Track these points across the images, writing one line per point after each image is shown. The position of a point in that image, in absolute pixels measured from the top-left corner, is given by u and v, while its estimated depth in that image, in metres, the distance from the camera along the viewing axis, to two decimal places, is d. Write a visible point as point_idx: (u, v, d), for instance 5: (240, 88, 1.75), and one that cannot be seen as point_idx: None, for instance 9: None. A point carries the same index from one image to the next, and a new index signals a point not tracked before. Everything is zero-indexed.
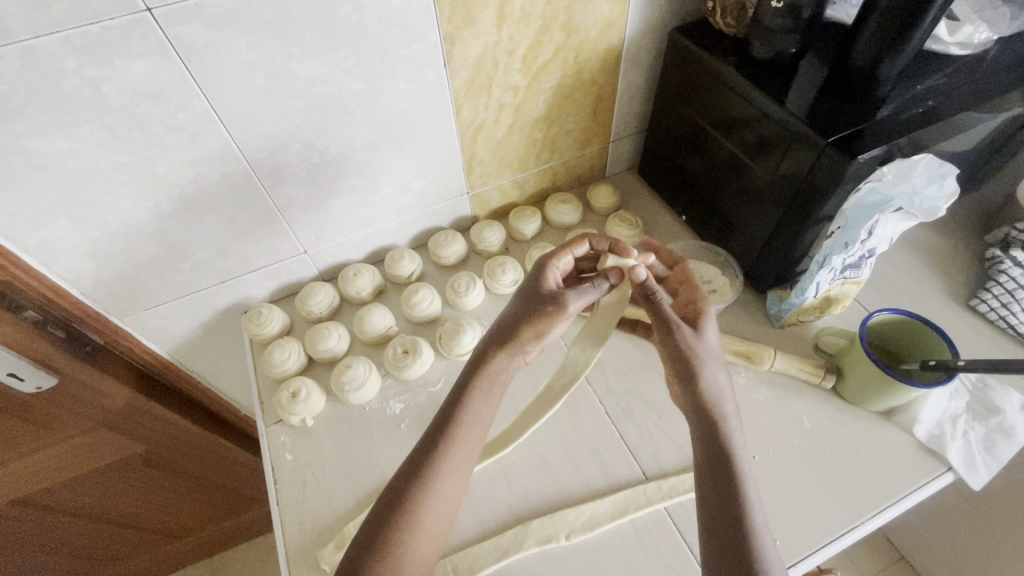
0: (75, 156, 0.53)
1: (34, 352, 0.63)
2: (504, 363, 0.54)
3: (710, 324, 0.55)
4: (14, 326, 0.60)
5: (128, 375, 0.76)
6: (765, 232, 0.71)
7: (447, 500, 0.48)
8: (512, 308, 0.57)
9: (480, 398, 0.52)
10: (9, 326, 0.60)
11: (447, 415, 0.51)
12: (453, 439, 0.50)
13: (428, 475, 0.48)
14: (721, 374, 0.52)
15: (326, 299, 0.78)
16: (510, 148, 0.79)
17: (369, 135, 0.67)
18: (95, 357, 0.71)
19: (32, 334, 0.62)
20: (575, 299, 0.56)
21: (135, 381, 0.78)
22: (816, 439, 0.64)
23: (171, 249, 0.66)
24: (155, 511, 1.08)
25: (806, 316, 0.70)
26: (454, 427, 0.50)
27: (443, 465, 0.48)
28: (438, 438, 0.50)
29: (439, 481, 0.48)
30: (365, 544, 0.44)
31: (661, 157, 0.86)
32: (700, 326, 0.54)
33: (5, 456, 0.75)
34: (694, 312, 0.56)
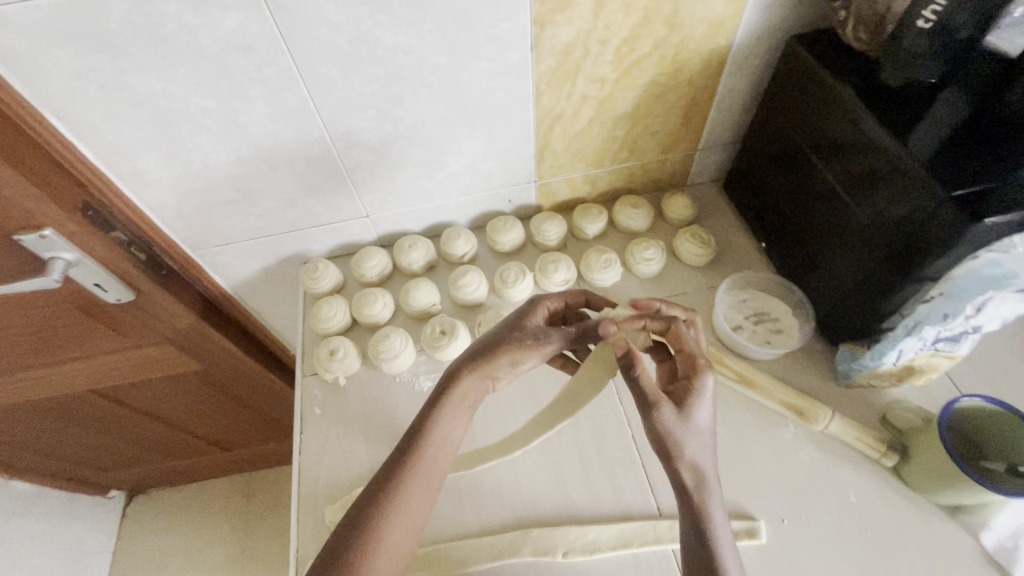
0: (168, 97, 0.56)
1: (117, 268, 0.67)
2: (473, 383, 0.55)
3: (704, 399, 0.50)
4: (104, 244, 0.65)
5: (195, 302, 0.83)
6: (852, 280, 0.63)
7: (409, 519, 0.49)
8: (493, 331, 0.57)
9: (449, 414, 0.54)
10: (98, 243, 0.64)
11: (413, 432, 0.53)
12: (423, 453, 0.51)
13: (396, 494, 0.49)
14: (708, 451, 0.49)
15: (380, 265, 0.79)
16: (587, 142, 0.75)
17: (443, 111, 0.65)
18: (170, 282, 0.77)
19: (117, 252, 0.66)
20: (557, 339, 0.56)
21: (200, 308, 0.84)
22: (859, 517, 0.58)
23: (244, 194, 0.69)
24: (205, 422, 1.19)
25: (879, 381, 0.62)
26: (425, 442, 0.52)
27: (410, 476, 0.50)
28: (406, 454, 0.51)
29: (403, 498, 0.49)
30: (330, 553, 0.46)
31: (751, 174, 0.79)
32: (689, 403, 0.50)
33: (86, 350, 0.84)
34: (684, 385, 0.51)
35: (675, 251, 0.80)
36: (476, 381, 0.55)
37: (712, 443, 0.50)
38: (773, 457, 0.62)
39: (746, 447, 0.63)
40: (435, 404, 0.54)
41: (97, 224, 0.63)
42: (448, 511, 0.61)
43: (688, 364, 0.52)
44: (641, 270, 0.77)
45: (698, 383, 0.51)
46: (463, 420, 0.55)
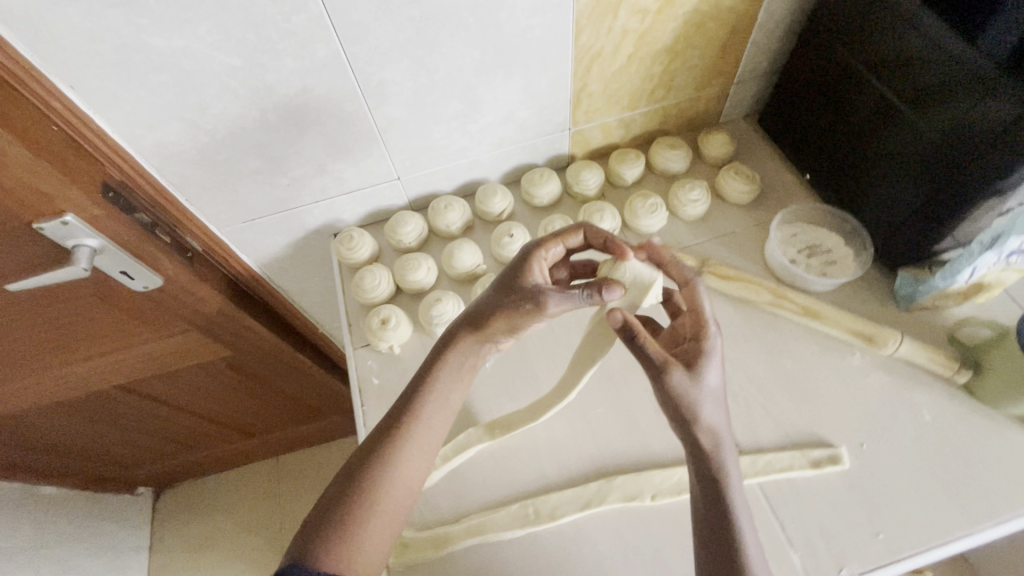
0: (190, 56, 0.51)
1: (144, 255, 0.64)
2: (468, 348, 0.57)
3: (714, 357, 0.51)
4: (130, 228, 0.61)
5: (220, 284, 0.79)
6: (910, 200, 0.62)
7: (400, 480, 0.51)
8: (490, 296, 0.57)
9: (444, 380, 0.56)
10: (120, 227, 0.60)
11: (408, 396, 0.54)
12: (416, 417, 0.53)
13: (385, 460, 0.51)
14: (720, 411, 0.50)
15: (416, 230, 0.76)
16: (625, 82, 0.71)
17: (480, 56, 0.61)
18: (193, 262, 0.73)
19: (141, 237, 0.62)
20: (556, 304, 0.53)
21: (228, 290, 0.80)
22: (936, 435, 0.58)
23: (272, 163, 0.65)
24: (234, 409, 1.16)
25: (943, 302, 0.62)
26: (420, 405, 0.54)
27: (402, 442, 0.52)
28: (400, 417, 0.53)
29: (396, 461, 0.51)
30: (322, 508, 0.49)
31: (790, 104, 0.76)
32: (700, 361, 0.51)
33: (111, 344, 0.81)
34: (693, 343, 0.52)
35: (718, 190, 0.78)
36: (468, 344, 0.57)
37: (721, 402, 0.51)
38: (845, 385, 0.62)
39: (816, 379, 0.63)
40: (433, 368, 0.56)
41: (116, 203, 0.59)
42: (528, 467, 0.61)
43: (695, 324, 0.54)
44: (687, 212, 0.75)
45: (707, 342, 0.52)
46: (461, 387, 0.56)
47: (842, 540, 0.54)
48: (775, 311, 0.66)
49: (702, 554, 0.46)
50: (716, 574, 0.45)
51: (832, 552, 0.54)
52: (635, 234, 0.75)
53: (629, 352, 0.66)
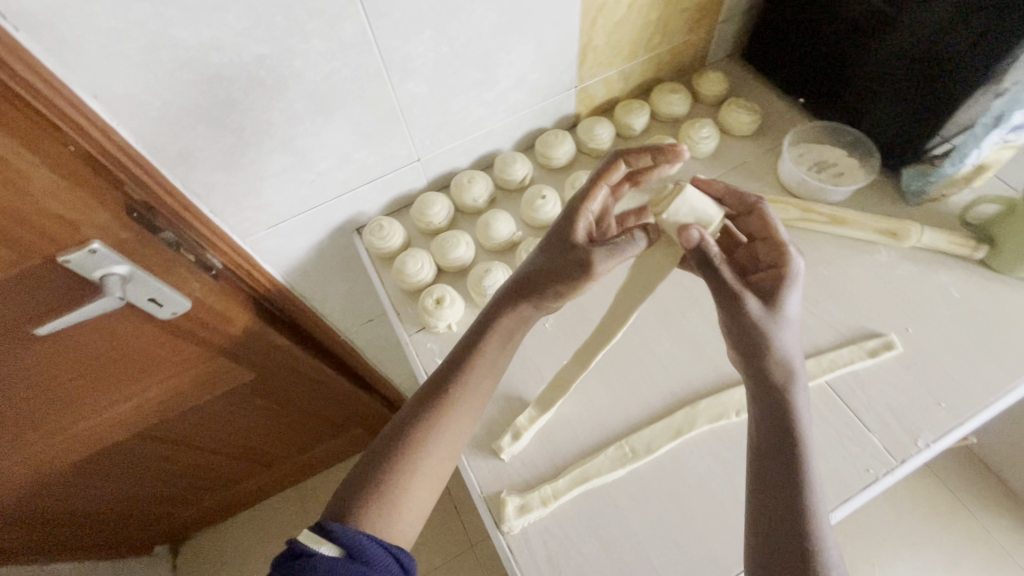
0: (219, 48, 0.49)
1: (171, 276, 0.62)
2: (519, 313, 0.55)
3: (793, 289, 0.49)
4: (155, 250, 0.58)
5: (244, 300, 0.75)
6: (907, 102, 0.68)
7: (439, 451, 0.50)
8: (535, 259, 0.56)
9: (492, 347, 0.54)
10: (146, 249, 0.58)
11: (453, 365, 0.53)
12: (458, 389, 0.52)
13: (432, 421, 0.50)
14: (795, 340, 0.48)
15: (444, 210, 0.75)
16: (625, 32, 0.73)
17: (497, 18, 0.61)
18: (217, 282, 0.69)
19: (167, 257, 0.60)
20: (603, 262, 0.53)
21: (252, 306, 0.77)
22: (967, 308, 0.64)
23: (298, 158, 0.63)
24: (258, 438, 1.11)
25: (949, 189, 0.69)
26: (464, 373, 0.53)
27: (449, 406, 0.51)
28: (443, 386, 0.52)
29: (442, 423, 0.50)
30: (367, 462, 0.49)
31: (773, 35, 0.81)
32: (778, 293, 0.48)
33: (135, 387, 0.76)
34: (772, 274, 0.50)
35: (723, 126, 0.81)
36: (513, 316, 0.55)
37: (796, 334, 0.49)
38: (879, 279, 0.67)
39: (853, 279, 0.67)
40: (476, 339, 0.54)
41: (143, 228, 0.56)
42: (611, 410, 0.62)
43: (773, 251, 0.51)
44: (700, 150, 0.78)
45: (787, 269, 0.49)
46: (504, 355, 0.55)
47: (911, 416, 0.59)
48: (803, 226, 0.71)
49: (756, 480, 0.45)
50: (769, 496, 0.44)
51: (905, 427, 0.58)
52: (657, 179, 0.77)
53: (680, 288, 0.69)
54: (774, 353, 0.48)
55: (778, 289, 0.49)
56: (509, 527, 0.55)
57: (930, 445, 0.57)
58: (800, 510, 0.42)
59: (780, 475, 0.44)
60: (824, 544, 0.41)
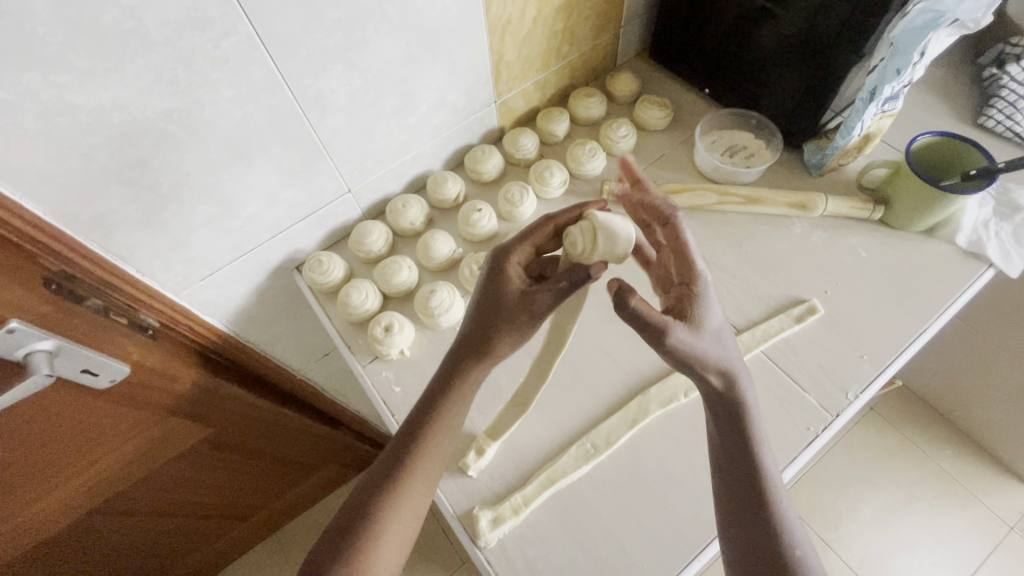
0: (121, 108, 0.48)
1: (102, 344, 0.60)
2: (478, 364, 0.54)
3: (710, 302, 0.51)
4: (81, 319, 0.56)
5: (186, 354, 0.74)
6: (798, 84, 0.74)
7: (407, 511, 0.49)
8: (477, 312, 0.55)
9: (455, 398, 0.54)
10: (71, 319, 0.56)
11: (417, 420, 0.53)
12: (426, 444, 0.52)
13: (401, 479, 0.50)
14: (729, 347, 0.51)
15: (382, 237, 0.76)
16: (535, 45, 0.76)
17: (406, 46, 0.63)
18: (155, 342, 0.68)
19: (95, 325, 0.58)
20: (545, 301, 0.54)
21: (196, 359, 0.75)
22: (875, 265, 0.70)
23: (223, 206, 0.62)
24: (225, 493, 1.07)
25: (845, 159, 0.75)
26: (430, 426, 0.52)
27: (417, 462, 0.51)
28: (409, 443, 0.51)
29: (410, 481, 0.50)
30: (337, 528, 0.48)
31: (673, 33, 0.85)
32: (695, 309, 0.50)
33: (82, 463, 0.72)
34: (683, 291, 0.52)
35: (639, 122, 0.85)
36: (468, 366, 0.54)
37: (729, 341, 0.52)
38: (796, 249, 0.72)
39: (774, 252, 0.72)
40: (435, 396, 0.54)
41: (64, 296, 0.54)
42: (570, 410, 0.64)
43: (682, 271, 0.53)
44: (621, 148, 0.82)
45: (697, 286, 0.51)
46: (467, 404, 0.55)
47: (840, 370, 0.64)
48: (723, 208, 0.75)
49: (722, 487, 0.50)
50: (734, 502, 0.49)
51: (835, 382, 0.63)
52: (585, 180, 0.81)
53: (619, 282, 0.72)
54: (702, 370, 0.49)
55: (694, 306, 0.50)
56: (485, 541, 0.56)
57: (859, 395, 0.62)
58: (758, 508, 0.48)
59: (740, 479, 0.49)
60: (784, 526, 0.47)
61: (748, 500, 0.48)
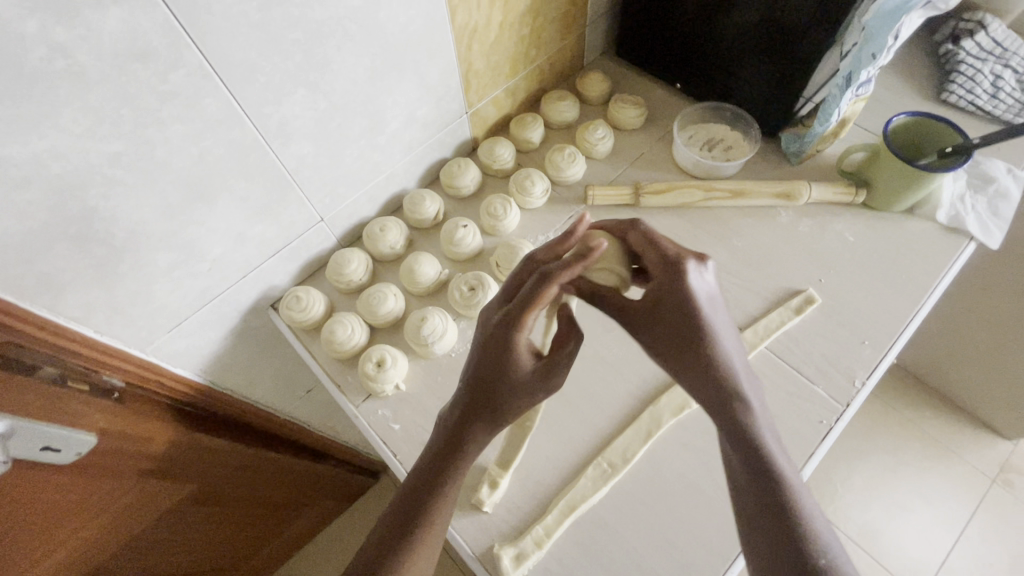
0: (59, 157, 0.42)
1: (59, 414, 0.55)
2: (487, 421, 0.48)
3: (701, 287, 0.46)
4: (31, 390, 0.51)
5: (158, 411, 0.68)
6: (771, 73, 0.73)
7: None
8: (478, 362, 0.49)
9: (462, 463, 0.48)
10: (21, 392, 0.50)
11: (419, 485, 0.47)
12: (432, 516, 0.46)
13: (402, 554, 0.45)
14: (735, 343, 0.46)
15: (362, 265, 0.71)
16: (502, 51, 0.73)
17: (372, 62, 0.58)
18: (122, 403, 0.62)
19: (47, 395, 0.53)
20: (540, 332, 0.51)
21: (168, 415, 0.69)
22: (863, 248, 0.71)
23: (185, 250, 0.56)
24: (217, 552, 0.99)
25: (823, 144, 0.75)
26: (434, 493, 0.47)
27: (421, 534, 0.46)
28: (412, 513, 0.46)
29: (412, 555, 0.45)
30: None
31: (640, 29, 0.84)
32: (683, 298, 0.46)
33: (51, 544, 0.64)
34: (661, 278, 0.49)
35: (615, 122, 0.84)
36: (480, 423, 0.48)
37: (733, 338, 0.46)
38: (786, 239, 0.72)
39: (764, 244, 0.72)
40: (431, 465, 0.48)
41: (16, 371, 0.49)
42: (580, 429, 0.62)
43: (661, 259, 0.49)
44: (600, 151, 0.80)
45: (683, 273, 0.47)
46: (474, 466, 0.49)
47: (843, 358, 0.63)
48: (708, 204, 0.74)
49: (743, 508, 0.43)
50: (753, 517, 0.42)
51: (841, 371, 0.63)
52: (567, 187, 0.78)
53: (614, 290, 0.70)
54: (712, 371, 0.45)
55: (681, 292, 0.46)
56: None
57: (866, 381, 0.62)
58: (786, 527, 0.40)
59: (761, 494, 0.42)
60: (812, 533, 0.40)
61: (763, 505, 0.41)
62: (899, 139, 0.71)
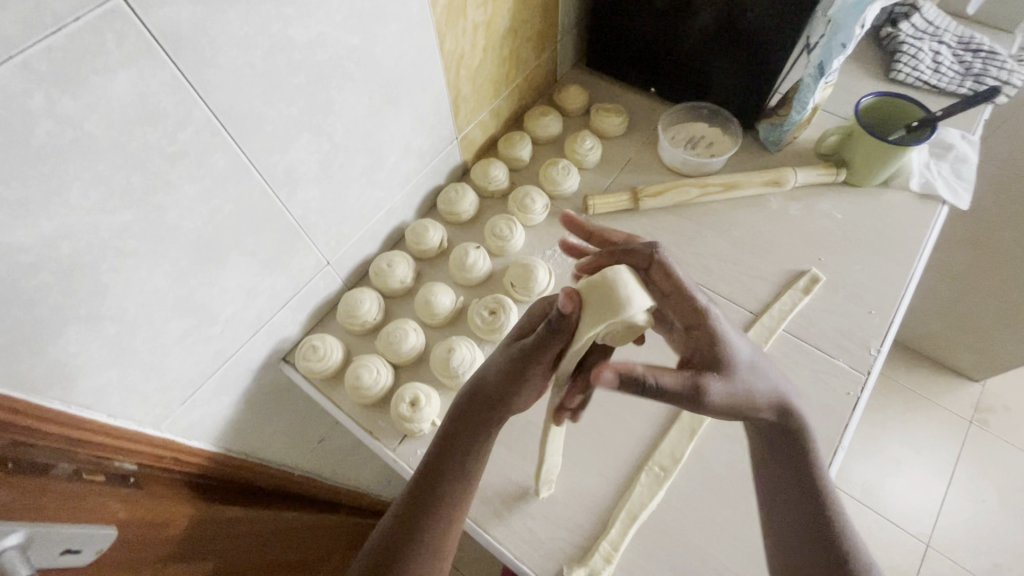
0: (70, 235, 0.39)
1: (81, 511, 0.50)
2: (490, 407, 0.50)
3: (736, 339, 0.48)
4: (51, 489, 0.46)
5: (175, 489, 0.63)
6: (743, 70, 0.77)
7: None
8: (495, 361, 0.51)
9: (467, 449, 0.49)
10: (42, 493, 0.45)
11: (428, 474, 0.49)
12: (440, 502, 0.47)
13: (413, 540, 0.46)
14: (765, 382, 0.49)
15: (374, 304, 0.69)
16: (486, 74, 0.74)
17: (369, 99, 0.57)
18: (139, 488, 0.57)
19: (68, 492, 0.48)
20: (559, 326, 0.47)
21: (185, 493, 0.64)
22: (852, 223, 0.75)
23: (197, 315, 0.53)
24: None
25: (799, 131, 0.79)
26: (446, 482, 0.48)
27: (429, 519, 0.47)
28: (421, 502, 0.47)
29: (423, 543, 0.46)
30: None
31: (609, 40, 0.87)
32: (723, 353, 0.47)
33: None
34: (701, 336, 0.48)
35: (599, 131, 0.85)
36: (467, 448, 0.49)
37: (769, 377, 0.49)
38: (781, 224, 0.75)
39: (762, 231, 0.75)
40: (439, 455, 0.49)
41: (26, 473, 0.44)
42: (624, 436, 0.62)
43: (688, 311, 0.49)
44: (590, 160, 0.81)
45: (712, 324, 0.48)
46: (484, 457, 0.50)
47: (856, 330, 0.67)
48: (703, 199, 0.77)
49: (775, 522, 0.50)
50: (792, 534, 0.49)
51: (857, 342, 0.66)
52: (564, 200, 0.79)
53: None
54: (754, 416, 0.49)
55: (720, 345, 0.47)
56: None
57: (881, 348, 0.65)
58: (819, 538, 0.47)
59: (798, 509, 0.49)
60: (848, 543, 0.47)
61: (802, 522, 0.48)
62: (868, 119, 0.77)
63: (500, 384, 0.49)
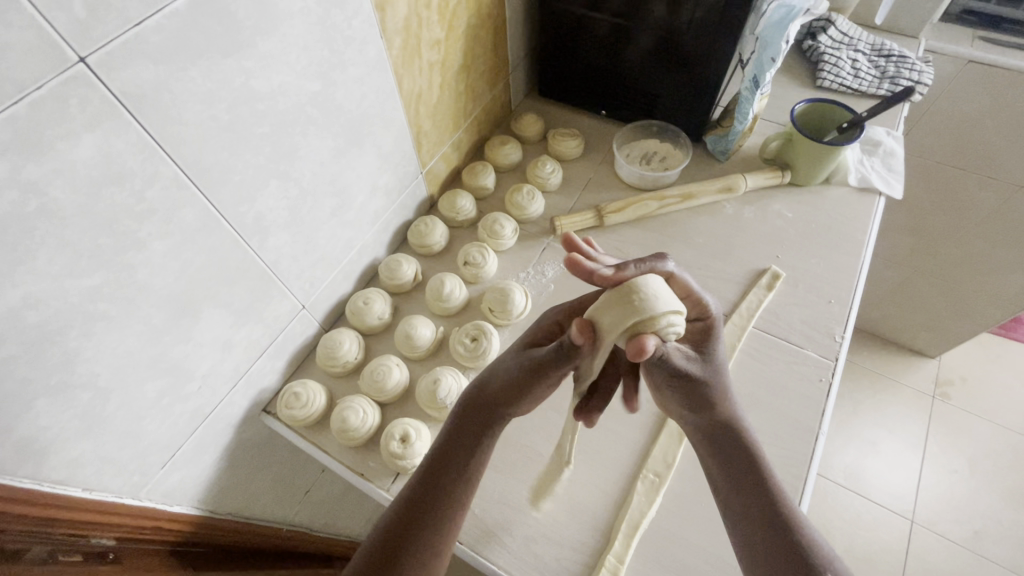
0: (36, 304, 0.38)
1: None
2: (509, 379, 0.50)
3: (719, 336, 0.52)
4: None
5: (153, 560, 0.60)
6: (684, 88, 0.82)
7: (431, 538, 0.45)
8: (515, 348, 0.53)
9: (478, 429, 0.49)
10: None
11: (447, 448, 0.49)
12: (455, 472, 0.48)
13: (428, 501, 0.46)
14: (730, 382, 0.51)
15: (354, 343, 0.69)
16: (445, 109, 0.76)
17: (334, 142, 0.59)
18: (114, 564, 0.55)
19: None
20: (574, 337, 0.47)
21: (164, 562, 0.61)
22: (802, 220, 0.80)
23: (173, 373, 0.52)
24: None
25: (743, 140, 0.84)
26: (462, 457, 0.48)
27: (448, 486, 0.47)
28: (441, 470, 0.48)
29: (436, 510, 0.46)
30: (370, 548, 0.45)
31: (558, 69, 0.91)
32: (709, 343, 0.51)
33: None
34: (703, 327, 0.52)
35: (557, 155, 0.89)
36: (467, 451, 0.49)
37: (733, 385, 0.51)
38: (738, 227, 0.79)
39: (721, 235, 0.79)
40: (458, 430, 0.50)
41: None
42: (617, 446, 0.63)
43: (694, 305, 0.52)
44: (553, 183, 0.84)
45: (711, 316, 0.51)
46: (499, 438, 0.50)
47: (820, 319, 0.70)
48: (663, 210, 0.81)
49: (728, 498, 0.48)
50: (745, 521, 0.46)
51: (822, 331, 0.69)
52: (532, 223, 0.81)
53: None
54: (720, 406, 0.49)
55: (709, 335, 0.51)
56: None
57: (844, 333, 0.69)
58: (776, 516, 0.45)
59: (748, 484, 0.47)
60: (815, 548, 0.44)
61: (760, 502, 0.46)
62: (803, 124, 0.83)
63: (507, 386, 0.49)
